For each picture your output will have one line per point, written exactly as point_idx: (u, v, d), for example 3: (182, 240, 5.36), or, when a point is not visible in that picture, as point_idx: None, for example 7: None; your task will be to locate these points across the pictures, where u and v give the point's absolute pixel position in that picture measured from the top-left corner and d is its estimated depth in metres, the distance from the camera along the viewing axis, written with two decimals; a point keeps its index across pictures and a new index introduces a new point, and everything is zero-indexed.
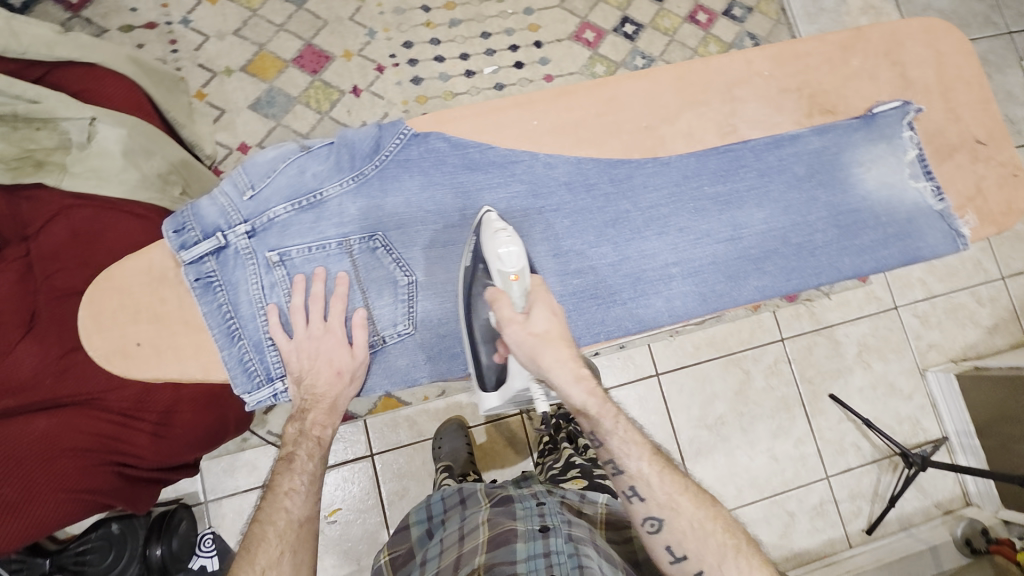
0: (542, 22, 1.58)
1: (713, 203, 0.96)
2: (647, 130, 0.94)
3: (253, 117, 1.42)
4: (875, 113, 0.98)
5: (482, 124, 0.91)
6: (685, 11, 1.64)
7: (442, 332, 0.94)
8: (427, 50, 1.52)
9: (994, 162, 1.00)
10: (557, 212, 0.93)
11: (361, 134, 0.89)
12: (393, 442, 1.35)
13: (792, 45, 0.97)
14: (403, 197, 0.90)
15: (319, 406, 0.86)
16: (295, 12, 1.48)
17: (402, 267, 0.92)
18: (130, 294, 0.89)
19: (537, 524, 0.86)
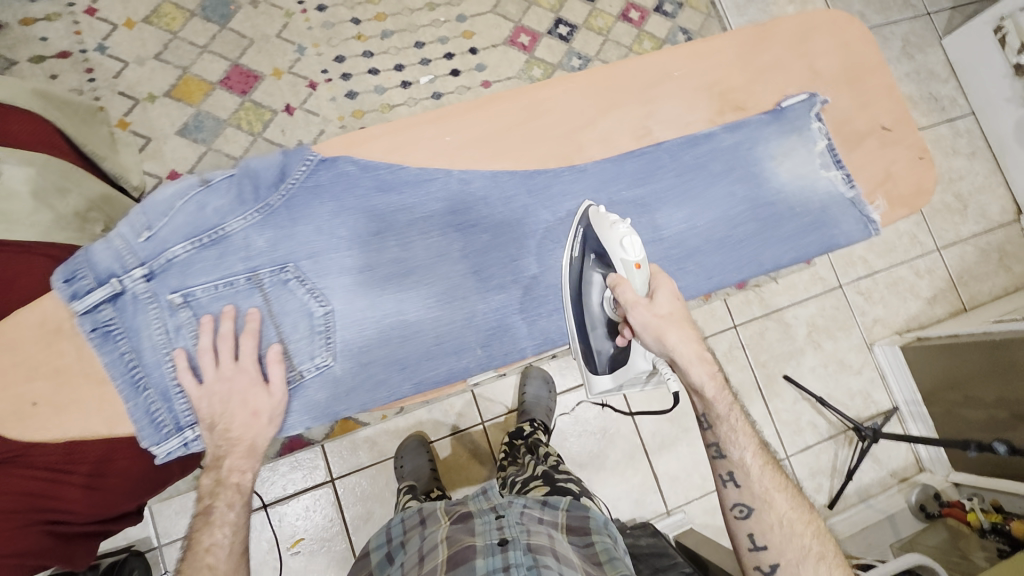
0: (475, 28, 1.56)
1: (633, 206, 1.06)
2: (571, 136, 1.07)
3: (181, 143, 1.38)
4: (782, 107, 1.11)
5: (414, 140, 1.02)
6: (618, 9, 1.65)
7: (367, 360, 0.99)
8: (360, 64, 1.49)
9: (903, 145, 1.15)
10: (474, 228, 1.04)
11: (265, 165, 0.96)
12: (354, 464, 1.32)
13: (704, 43, 1.11)
14: (312, 224, 0.97)
15: (235, 450, 0.84)
16: (219, 32, 1.44)
17: (316, 296, 0.96)
18: (25, 353, 0.89)
19: (496, 538, 0.88)
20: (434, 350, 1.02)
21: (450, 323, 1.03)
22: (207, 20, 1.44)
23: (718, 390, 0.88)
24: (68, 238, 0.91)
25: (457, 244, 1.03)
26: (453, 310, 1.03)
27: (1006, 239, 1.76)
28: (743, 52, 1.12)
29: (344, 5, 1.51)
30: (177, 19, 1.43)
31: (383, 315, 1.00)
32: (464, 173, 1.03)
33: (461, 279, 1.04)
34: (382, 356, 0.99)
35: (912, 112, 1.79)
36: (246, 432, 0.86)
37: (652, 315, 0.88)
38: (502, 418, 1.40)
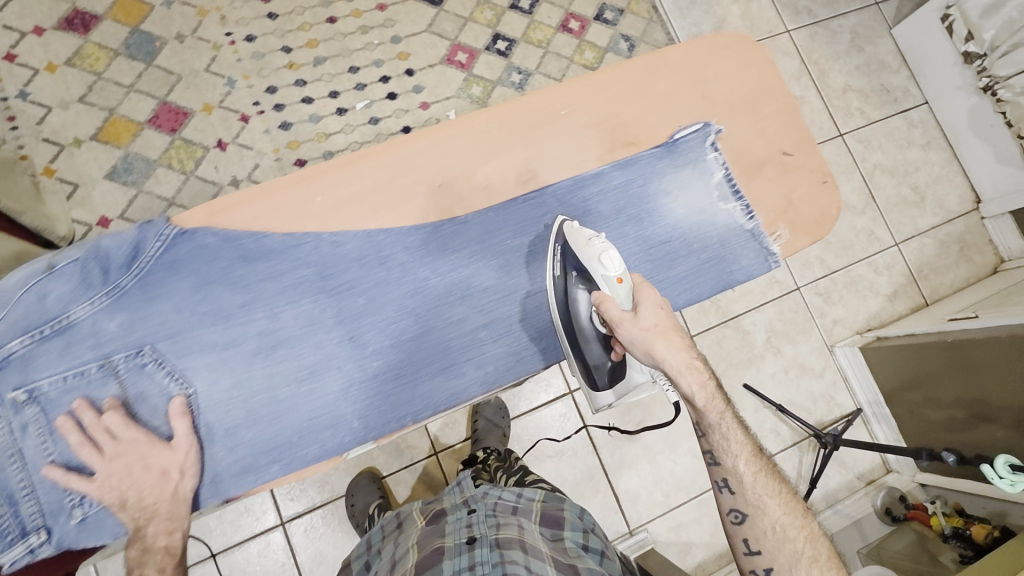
0: (410, 49, 1.53)
1: (519, 256, 1.00)
2: (445, 187, 0.96)
3: (110, 187, 1.35)
4: (676, 139, 1.03)
5: (262, 207, 0.91)
6: (557, 20, 1.62)
7: (233, 445, 0.90)
8: (293, 93, 1.46)
9: (806, 170, 1.05)
10: (349, 290, 0.95)
11: (116, 242, 0.89)
12: (304, 506, 1.30)
13: (592, 75, 1.00)
14: (170, 301, 0.90)
15: (154, 517, 0.83)
16: (145, 69, 1.41)
17: (177, 379, 0.89)
18: None
19: (465, 536, 0.88)
20: (308, 429, 0.92)
21: (319, 400, 0.93)
22: (132, 58, 1.40)
23: (708, 399, 0.84)
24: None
25: (329, 311, 0.94)
26: (327, 382, 0.94)
27: (965, 229, 1.74)
28: (636, 85, 1.01)
29: (273, 33, 1.47)
30: (100, 60, 1.39)
31: (248, 395, 0.91)
32: (334, 235, 0.93)
33: (336, 348, 0.94)
34: (247, 441, 0.91)
35: (864, 106, 1.75)
36: (161, 489, 0.84)
37: (637, 332, 0.84)
38: (456, 447, 1.38)
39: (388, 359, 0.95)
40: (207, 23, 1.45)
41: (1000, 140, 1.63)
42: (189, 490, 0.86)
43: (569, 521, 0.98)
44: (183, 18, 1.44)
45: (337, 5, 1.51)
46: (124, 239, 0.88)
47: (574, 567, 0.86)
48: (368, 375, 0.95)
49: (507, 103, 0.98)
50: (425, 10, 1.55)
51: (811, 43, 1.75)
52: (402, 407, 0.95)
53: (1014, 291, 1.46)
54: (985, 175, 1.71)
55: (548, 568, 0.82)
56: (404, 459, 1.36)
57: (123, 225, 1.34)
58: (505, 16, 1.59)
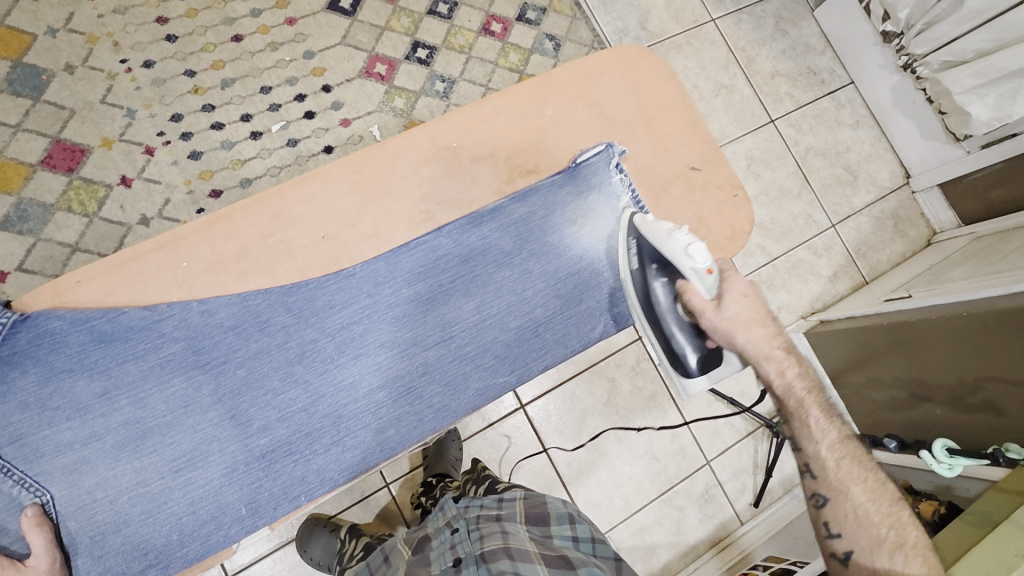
0: (326, 63, 1.46)
1: (415, 306, 0.95)
2: (325, 240, 0.89)
3: (3, 238, 1.25)
4: (577, 163, 0.98)
5: (110, 284, 0.83)
6: (477, 24, 1.56)
7: (101, 552, 0.85)
8: (201, 120, 1.38)
9: (712, 187, 1.01)
10: (227, 364, 0.90)
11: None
12: (253, 555, 1.24)
13: (478, 106, 0.95)
14: (17, 399, 0.84)
15: None
16: (32, 106, 1.30)
17: (29, 487, 0.84)
18: None
19: (451, 559, 0.83)
20: (190, 523, 0.88)
21: (202, 487, 0.88)
22: (17, 95, 1.29)
23: (786, 387, 0.85)
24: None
25: (204, 389, 0.89)
26: (206, 471, 0.89)
27: (898, 204, 1.77)
28: (525, 113, 0.96)
29: (173, 57, 1.38)
30: None
31: (118, 492, 0.86)
32: (200, 306, 0.87)
33: (216, 430, 0.89)
34: (119, 544, 0.86)
35: (792, 90, 1.75)
36: None
37: (721, 321, 0.86)
38: (409, 475, 1.34)
39: (275, 435, 0.91)
40: (99, 50, 1.34)
41: (923, 116, 1.65)
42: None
43: (555, 514, 0.93)
44: (71, 47, 1.33)
45: (241, 21, 1.42)
46: None
47: (564, 557, 0.83)
48: (254, 455, 0.90)
49: (387, 142, 0.91)
50: (337, 21, 1.48)
51: (736, 30, 1.73)
52: (291, 485, 0.90)
53: (946, 265, 1.49)
54: (913, 150, 1.74)
55: (536, 569, 0.78)
56: (357, 495, 1.31)
57: (21, 278, 1.25)
58: (423, 22, 1.53)
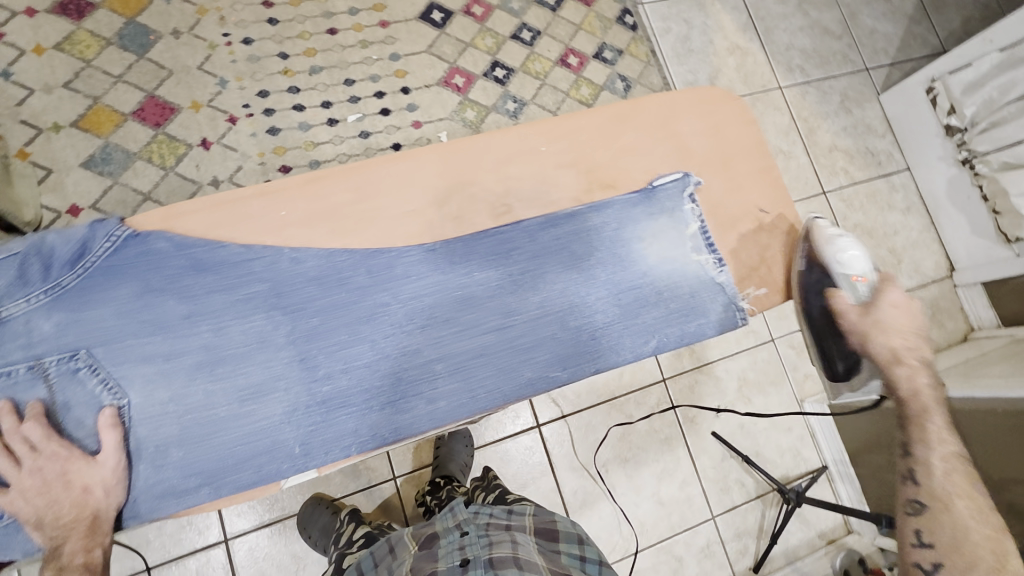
0: (409, 67, 1.54)
1: (483, 289, 0.97)
2: (412, 215, 0.96)
3: (84, 176, 1.33)
4: (654, 186, 1.03)
5: (216, 220, 0.91)
6: (556, 54, 1.64)
7: (162, 462, 0.85)
8: (285, 100, 1.46)
9: (777, 231, 1.07)
10: (302, 310, 0.92)
11: (62, 241, 0.87)
12: (251, 522, 1.25)
13: (567, 120, 1.04)
14: (111, 306, 0.87)
15: (73, 534, 0.79)
16: (136, 61, 1.39)
17: (110, 388, 0.85)
18: None
19: (458, 558, 0.84)
20: (241, 453, 0.87)
21: (257, 423, 0.88)
22: (124, 49, 1.39)
23: (912, 390, 1.01)
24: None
25: (281, 329, 0.91)
26: (267, 407, 0.89)
27: (939, 295, 1.76)
28: (609, 133, 1.04)
29: (271, 38, 1.47)
30: (91, 47, 1.37)
31: (183, 410, 0.87)
32: (292, 253, 0.92)
33: (284, 368, 0.90)
34: (176, 460, 0.85)
35: (848, 166, 1.78)
36: (80, 509, 0.80)
37: (862, 324, 1.02)
38: (416, 472, 1.35)
39: (333, 386, 0.91)
40: (206, 21, 1.44)
41: (976, 212, 1.67)
42: (110, 509, 0.81)
43: (564, 533, 0.94)
44: (181, 15, 1.43)
45: (338, 17, 1.52)
46: (68, 236, 0.85)
47: None
48: (313, 401, 0.90)
49: (480, 136, 1.00)
50: (426, 30, 1.56)
51: (801, 101, 1.78)
52: (339, 438, 0.90)
53: (981, 361, 1.48)
54: (960, 244, 1.74)
55: None
56: (361, 482, 1.32)
57: (93, 215, 1.32)
58: (505, 45, 1.61)
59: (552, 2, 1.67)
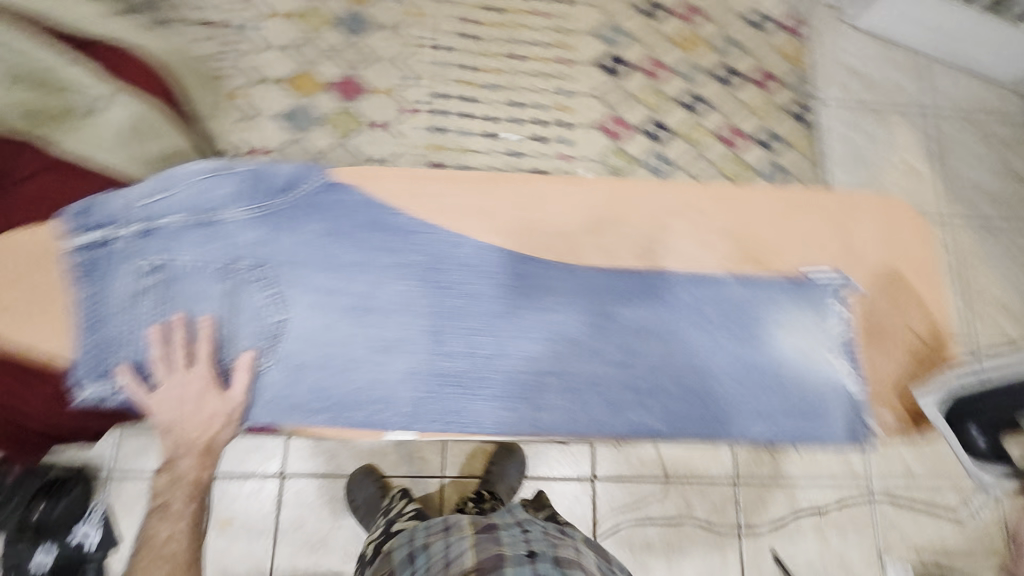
0: (575, 105, 1.63)
1: (612, 323, 1.01)
2: (564, 235, 1.03)
3: (275, 126, 1.50)
4: (806, 278, 1.06)
5: (408, 191, 1.03)
6: (718, 128, 1.65)
7: (297, 377, 0.97)
8: (457, 106, 1.58)
9: (919, 356, 1.07)
10: (451, 291, 1.00)
11: (279, 173, 1.03)
12: (309, 469, 1.33)
13: (740, 193, 1.09)
14: (299, 236, 1.00)
15: (191, 449, 0.97)
16: (349, 43, 1.58)
17: (277, 301, 0.99)
18: (21, 261, 0.97)
19: (525, 549, 0.83)
20: (362, 395, 0.96)
21: (383, 373, 0.97)
22: (343, 31, 1.59)
23: None
24: (101, 158, 0.99)
25: (428, 299, 1.00)
26: (396, 362, 0.98)
27: None
28: (778, 216, 1.08)
29: (463, 51, 1.62)
30: (319, 23, 1.59)
31: (329, 341, 0.98)
32: (457, 237, 1.01)
33: (420, 335, 0.99)
34: (310, 381, 0.97)
35: (1006, 324, 1.60)
36: (201, 434, 0.96)
37: None
38: (463, 480, 1.37)
39: (455, 365, 0.98)
40: (415, 23, 1.62)
41: None
42: (223, 442, 0.97)
43: (616, 562, 0.91)
44: (396, 14, 1.62)
45: (527, 46, 1.65)
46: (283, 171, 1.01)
47: None
48: (434, 370, 0.98)
49: (655, 185, 1.07)
50: (601, 76, 1.65)
51: (968, 241, 1.65)
52: (449, 413, 0.97)
53: None
54: None
55: None
56: (413, 469, 1.36)
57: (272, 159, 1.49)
58: (670, 107, 1.66)
59: (728, 79, 1.70)
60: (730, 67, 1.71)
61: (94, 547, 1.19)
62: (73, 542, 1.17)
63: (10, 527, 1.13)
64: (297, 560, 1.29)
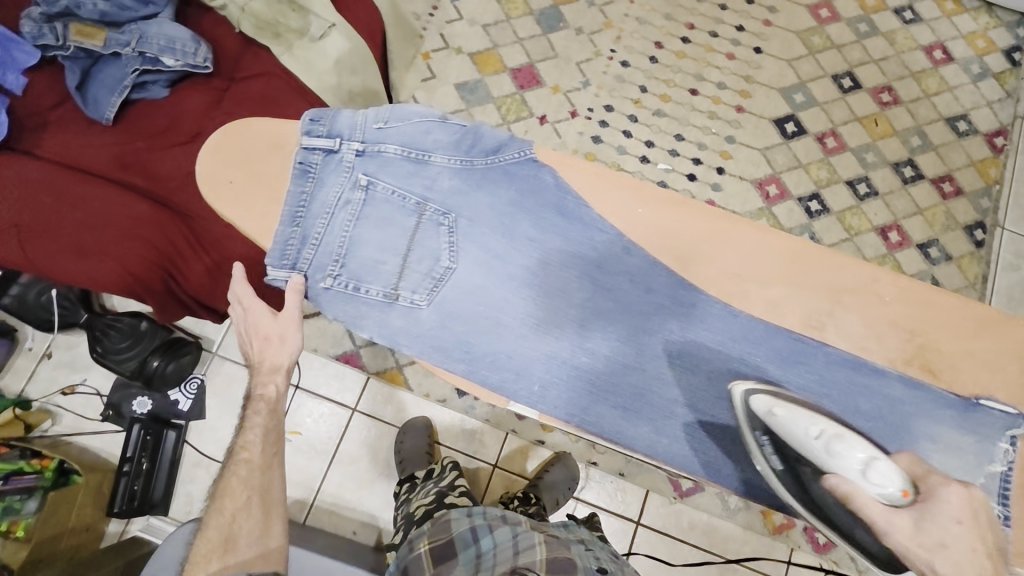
0: (736, 154, 1.58)
1: (753, 377, 0.94)
2: (733, 277, 0.95)
3: (452, 93, 1.59)
4: (977, 404, 0.90)
5: (590, 182, 0.96)
6: (880, 222, 1.55)
7: (447, 326, 0.97)
8: (621, 122, 1.59)
9: None
10: (607, 293, 0.96)
11: (492, 133, 0.95)
12: (377, 412, 1.39)
13: (927, 289, 0.93)
14: (490, 200, 0.96)
15: (260, 369, 0.93)
16: (539, 35, 1.65)
17: (452, 252, 0.97)
18: (249, 147, 1.05)
19: (593, 563, 0.95)
20: (503, 360, 0.98)
21: (524, 348, 0.98)
22: (537, 23, 1.66)
23: None
24: (310, 81, 1.12)
25: (583, 293, 0.97)
26: (540, 342, 0.98)
27: None
28: (958, 329, 0.92)
29: (643, 71, 1.63)
30: (517, 10, 1.66)
31: (481, 301, 0.98)
32: (630, 244, 0.95)
33: (565, 324, 0.98)
34: (456, 332, 0.97)
35: None
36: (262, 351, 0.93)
37: None
38: (512, 476, 1.38)
39: (590, 362, 0.98)
40: (605, 33, 1.66)
41: None
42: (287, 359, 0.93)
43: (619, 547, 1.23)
44: (591, 20, 1.67)
45: (706, 84, 1.63)
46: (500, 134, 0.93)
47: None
48: (572, 363, 0.98)
49: (837, 255, 0.94)
50: (772, 134, 1.60)
51: None
52: (573, 406, 0.97)
53: None
54: None
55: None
56: (471, 447, 1.39)
57: None
58: (836, 186, 1.57)
59: (907, 175, 1.58)
60: (912, 163, 1.60)
61: (183, 411, 1.34)
62: (170, 399, 1.33)
63: (129, 367, 1.26)
64: (343, 491, 1.36)
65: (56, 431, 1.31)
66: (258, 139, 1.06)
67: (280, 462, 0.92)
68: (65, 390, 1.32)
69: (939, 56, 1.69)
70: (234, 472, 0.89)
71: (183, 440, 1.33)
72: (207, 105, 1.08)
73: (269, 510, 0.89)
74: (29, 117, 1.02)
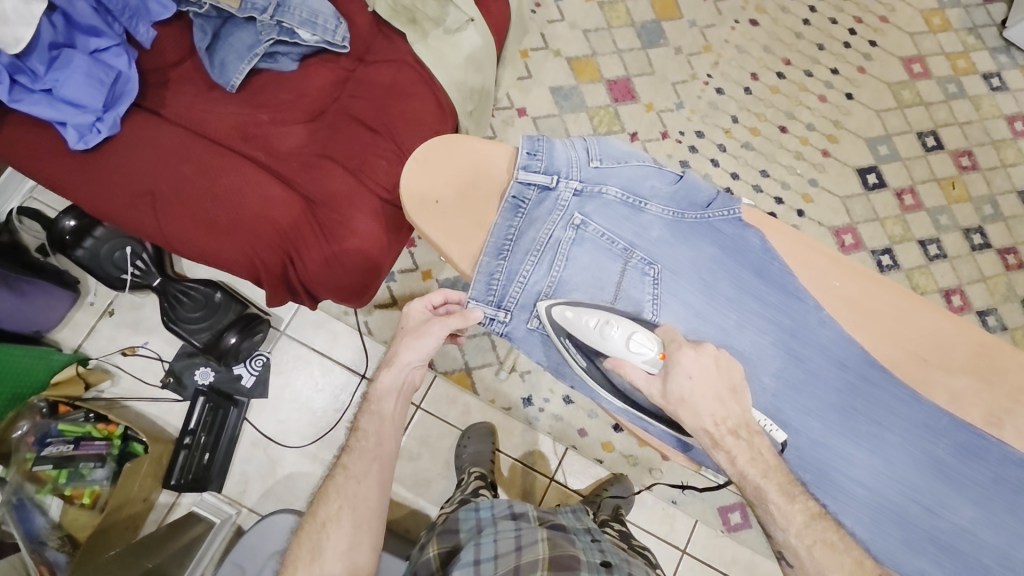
0: (818, 198, 1.59)
1: (935, 470, 0.78)
2: (920, 361, 0.79)
3: (546, 96, 1.55)
4: None
5: (796, 248, 0.81)
6: (944, 284, 1.58)
7: None
8: (710, 150, 1.58)
9: None
10: (799, 362, 0.80)
11: (706, 182, 0.83)
12: (440, 412, 1.37)
13: None
14: (694, 254, 0.82)
15: (389, 373, 0.82)
16: (638, 49, 1.62)
17: (655, 303, 0.80)
18: (465, 164, 0.84)
19: (599, 559, 0.87)
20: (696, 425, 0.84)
21: None
22: (638, 36, 1.63)
23: None
24: (438, 73, 1.04)
25: (775, 363, 0.80)
26: None
27: None
28: None
29: (737, 101, 1.62)
30: (619, 19, 1.64)
31: None
32: (828, 316, 0.79)
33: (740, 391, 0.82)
34: None
35: None
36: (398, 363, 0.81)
37: None
38: (566, 491, 1.37)
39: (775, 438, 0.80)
40: (703, 57, 1.64)
41: None
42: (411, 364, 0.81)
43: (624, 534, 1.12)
44: (692, 41, 1.65)
45: (796, 123, 1.63)
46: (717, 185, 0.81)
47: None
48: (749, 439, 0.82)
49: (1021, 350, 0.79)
50: (853, 183, 1.61)
51: None
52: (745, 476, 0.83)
53: None
54: None
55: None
56: (529, 458, 1.38)
57: (530, 124, 1.54)
58: (908, 243, 1.59)
59: (976, 242, 1.62)
60: (982, 230, 1.63)
61: (245, 388, 1.29)
62: (234, 373, 1.28)
63: (202, 338, 1.21)
64: (398, 485, 1.34)
65: (112, 393, 1.26)
66: (462, 158, 0.85)
67: (387, 491, 0.80)
68: (124, 352, 1.27)
69: (1020, 127, 1.72)
70: (339, 493, 0.78)
71: (243, 417, 1.28)
72: (334, 83, 1.04)
73: (357, 548, 0.76)
74: (151, 73, 0.99)
